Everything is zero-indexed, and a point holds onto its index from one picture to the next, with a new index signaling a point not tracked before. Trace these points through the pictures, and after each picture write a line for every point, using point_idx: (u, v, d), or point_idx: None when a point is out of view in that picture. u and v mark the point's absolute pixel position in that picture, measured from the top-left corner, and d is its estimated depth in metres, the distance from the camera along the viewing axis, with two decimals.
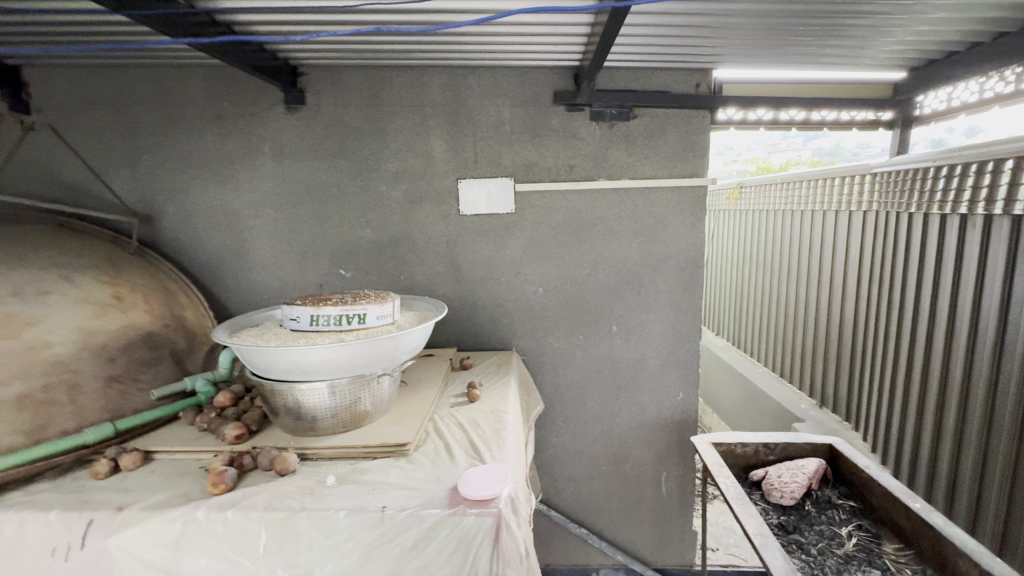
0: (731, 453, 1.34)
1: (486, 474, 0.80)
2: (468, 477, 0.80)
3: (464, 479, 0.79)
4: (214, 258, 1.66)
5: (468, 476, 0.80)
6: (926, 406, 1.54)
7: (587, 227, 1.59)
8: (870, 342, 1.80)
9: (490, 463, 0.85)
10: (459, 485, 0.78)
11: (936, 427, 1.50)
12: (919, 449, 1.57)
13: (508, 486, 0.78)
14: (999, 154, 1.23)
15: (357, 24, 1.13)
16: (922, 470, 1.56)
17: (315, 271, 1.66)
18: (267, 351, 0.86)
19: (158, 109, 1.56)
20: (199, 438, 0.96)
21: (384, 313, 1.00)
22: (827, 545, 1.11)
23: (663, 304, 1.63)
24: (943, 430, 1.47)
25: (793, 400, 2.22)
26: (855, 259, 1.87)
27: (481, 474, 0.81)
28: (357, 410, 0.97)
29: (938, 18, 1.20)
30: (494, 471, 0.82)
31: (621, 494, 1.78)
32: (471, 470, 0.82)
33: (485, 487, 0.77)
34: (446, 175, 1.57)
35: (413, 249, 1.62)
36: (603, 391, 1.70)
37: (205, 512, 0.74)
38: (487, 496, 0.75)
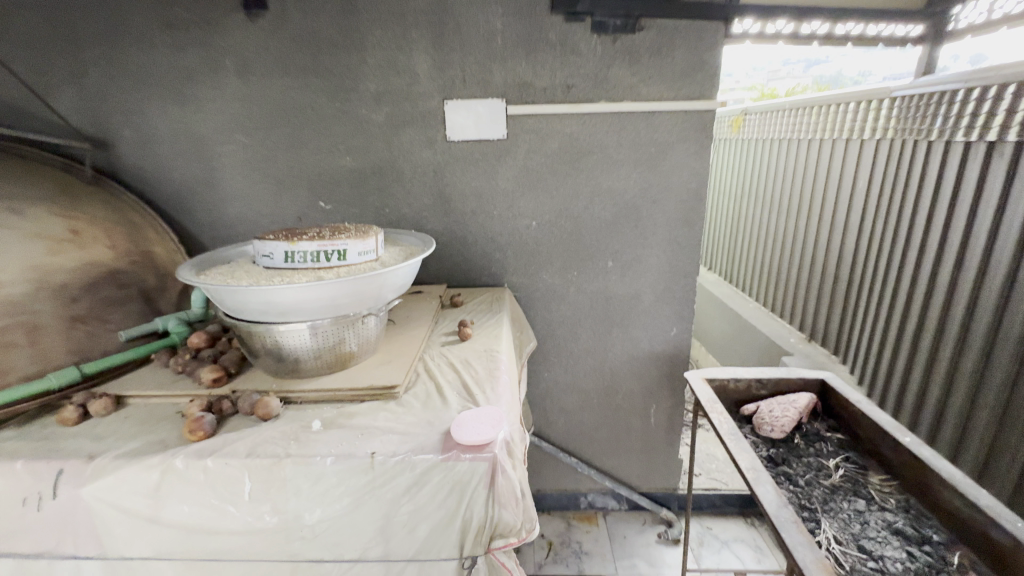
0: (723, 388, 1.34)
1: (479, 418, 0.77)
2: (461, 423, 0.76)
3: (457, 425, 0.76)
4: (181, 189, 1.53)
5: (460, 422, 0.77)
6: (921, 341, 1.54)
7: (584, 156, 1.48)
8: (868, 277, 1.77)
9: (484, 405, 0.82)
10: (452, 431, 0.74)
11: (930, 362, 1.51)
12: (908, 382, 1.59)
13: (503, 431, 0.75)
14: None
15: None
16: (910, 401, 1.59)
17: (293, 203, 1.55)
18: (238, 291, 0.79)
19: (99, 14, 1.36)
20: (174, 381, 0.90)
21: (366, 249, 0.93)
22: (815, 476, 1.11)
23: (661, 239, 1.56)
24: (936, 364, 1.49)
25: (783, 334, 2.23)
26: (863, 192, 1.79)
27: (474, 419, 0.77)
28: (342, 352, 0.91)
29: None
30: (488, 415, 0.78)
31: (610, 425, 1.81)
32: (462, 414, 0.78)
33: (480, 433, 0.73)
34: (432, 97, 1.42)
35: (398, 180, 1.51)
36: (596, 328, 1.67)
37: (184, 460, 0.71)
38: (482, 441, 0.72)
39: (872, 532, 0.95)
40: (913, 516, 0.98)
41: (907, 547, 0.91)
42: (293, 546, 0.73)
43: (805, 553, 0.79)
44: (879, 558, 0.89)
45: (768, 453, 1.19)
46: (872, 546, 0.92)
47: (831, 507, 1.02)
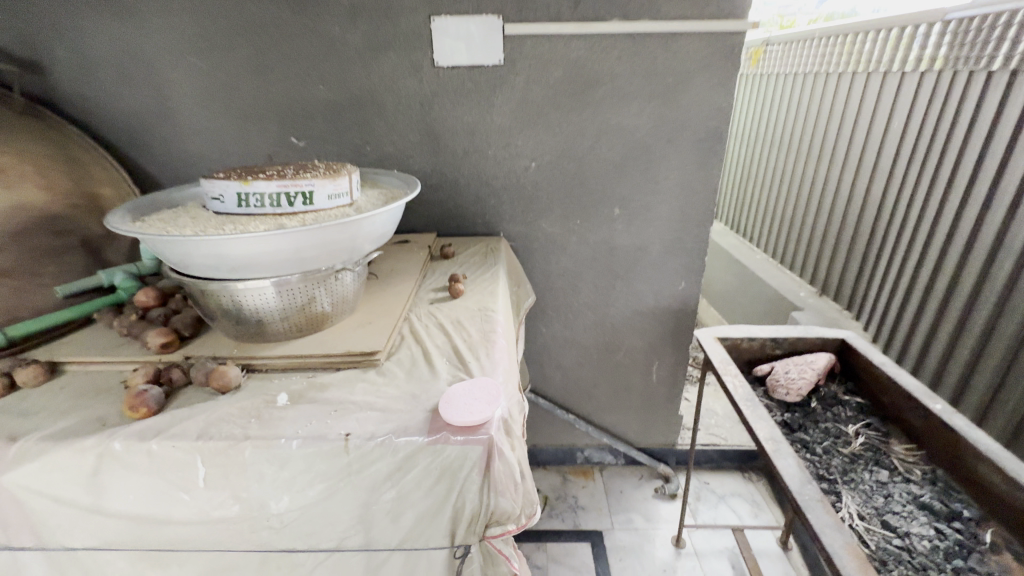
0: (736, 348, 1.24)
1: (473, 393, 0.66)
2: (451, 400, 0.65)
3: (447, 403, 0.65)
4: (131, 122, 1.33)
5: (451, 397, 0.66)
6: (951, 300, 1.42)
7: (591, 86, 1.29)
8: (891, 229, 1.63)
9: (477, 377, 0.71)
10: (441, 410, 0.63)
11: (960, 322, 1.39)
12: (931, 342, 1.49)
13: (501, 410, 0.65)
14: None
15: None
16: (931, 361, 1.49)
17: (261, 140, 1.36)
18: (179, 242, 0.65)
19: None
20: (119, 345, 0.78)
21: (338, 192, 0.78)
22: (833, 444, 1.03)
23: (674, 184, 1.40)
24: (964, 324, 1.38)
25: (792, 287, 2.13)
26: (895, 133, 1.61)
27: (467, 394, 0.67)
28: (313, 312, 0.79)
29: None
30: (482, 389, 0.67)
31: (610, 380, 1.74)
32: (453, 388, 0.68)
33: (474, 413, 0.63)
34: (416, 12, 1.21)
35: (380, 113, 1.32)
36: (598, 281, 1.55)
37: (123, 442, 0.60)
38: (475, 421, 0.61)
39: (896, 506, 0.88)
40: (939, 489, 0.91)
41: (934, 524, 0.84)
42: (260, 537, 0.64)
43: (832, 537, 0.72)
44: (905, 535, 0.83)
45: (783, 418, 1.11)
46: (896, 522, 0.85)
47: (851, 478, 0.95)
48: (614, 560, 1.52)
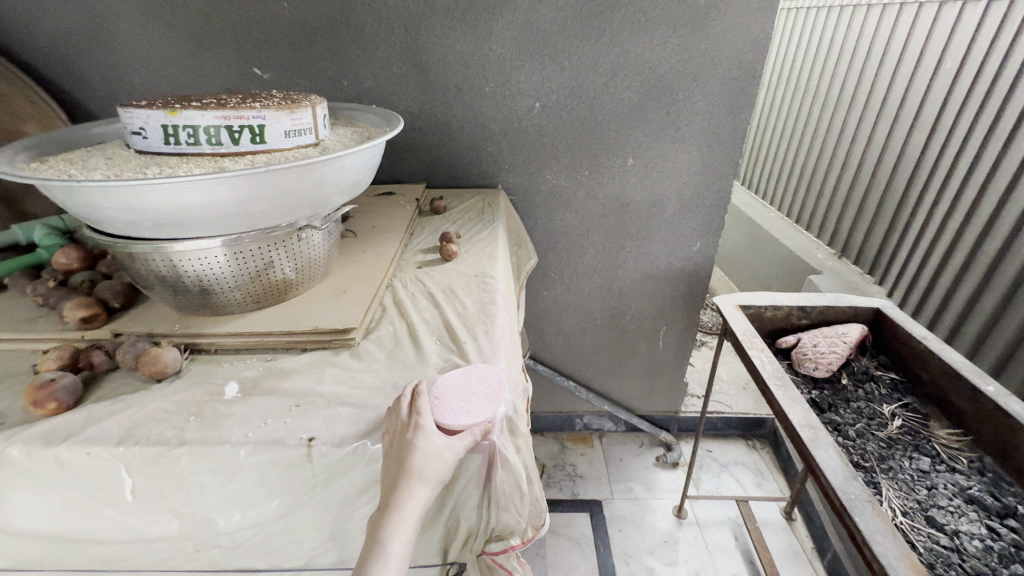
0: (759, 317, 1.12)
1: (470, 384, 0.53)
2: (442, 394, 0.52)
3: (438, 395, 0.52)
4: (59, 46, 1.12)
5: (442, 389, 0.53)
6: (999, 265, 1.29)
7: (609, 9, 1.09)
8: (931, 186, 1.48)
9: (474, 364, 0.57)
10: (431, 402, 0.51)
11: (1008, 290, 1.27)
12: (973, 310, 1.38)
13: (505, 405, 0.52)
14: None
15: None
16: (970, 331, 1.38)
17: (217, 70, 1.16)
18: (82, 189, 0.49)
19: None
20: (32, 318, 0.63)
21: (298, 128, 0.62)
22: (868, 426, 0.93)
23: (697, 130, 1.23)
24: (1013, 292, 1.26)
25: (809, 249, 1.99)
26: (946, 76, 1.43)
27: (464, 384, 0.54)
28: (272, 282, 0.64)
29: None
30: (480, 379, 0.54)
31: (614, 347, 1.63)
32: (444, 377, 0.55)
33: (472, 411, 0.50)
34: None
35: (357, 38, 1.12)
36: (606, 240, 1.41)
37: (22, 448, 0.47)
38: (473, 423, 0.49)
39: (942, 500, 0.79)
40: (988, 480, 0.82)
41: (986, 522, 0.75)
42: (210, 556, 0.52)
43: (886, 546, 0.62)
44: (954, 534, 0.74)
45: (811, 396, 1.00)
46: (944, 519, 0.76)
47: (889, 466, 0.85)
48: (614, 531, 1.46)
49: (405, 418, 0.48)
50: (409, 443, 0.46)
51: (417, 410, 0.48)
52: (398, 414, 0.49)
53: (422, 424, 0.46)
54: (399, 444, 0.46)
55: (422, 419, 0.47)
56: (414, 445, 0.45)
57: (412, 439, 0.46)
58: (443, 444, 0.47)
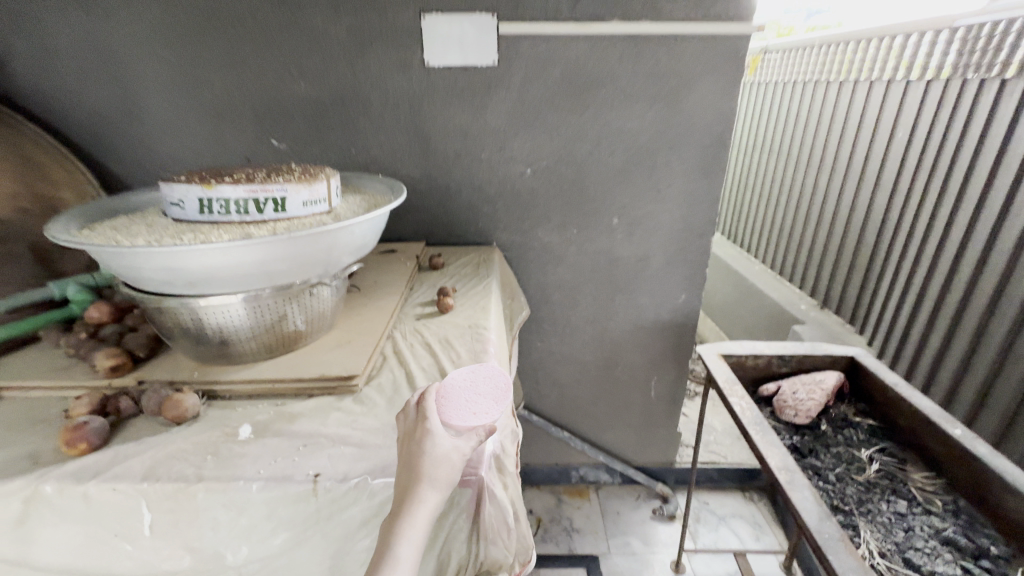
0: (740, 365, 1.18)
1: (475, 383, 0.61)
2: (448, 395, 0.59)
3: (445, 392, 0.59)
4: (95, 121, 1.23)
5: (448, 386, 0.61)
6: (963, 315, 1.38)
7: (591, 88, 1.22)
8: (898, 240, 1.59)
9: (483, 375, 0.63)
10: (440, 407, 0.56)
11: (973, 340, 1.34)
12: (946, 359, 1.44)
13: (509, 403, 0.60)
14: None
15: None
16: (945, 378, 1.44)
17: (237, 139, 1.26)
18: (130, 254, 0.57)
19: None
20: (63, 367, 0.69)
21: (314, 199, 0.71)
22: (847, 471, 0.98)
23: (677, 192, 1.35)
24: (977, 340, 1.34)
25: (793, 300, 2.08)
26: (900, 143, 1.58)
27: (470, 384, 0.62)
28: (285, 332, 0.71)
29: None
30: (487, 389, 0.61)
31: (608, 397, 1.67)
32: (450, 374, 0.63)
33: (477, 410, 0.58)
34: (405, 6, 1.13)
35: (366, 113, 1.24)
36: (597, 293, 1.49)
37: (55, 484, 0.52)
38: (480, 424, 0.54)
39: (918, 542, 0.83)
40: (963, 522, 0.84)
41: (960, 562, 0.79)
42: None
43: None
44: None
45: (792, 443, 1.06)
46: (920, 560, 0.80)
47: (868, 509, 0.90)
48: None
49: (415, 423, 0.53)
50: (421, 446, 0.50)
51: (425, 412, 0.53)
52: (408, 421, 0.55)
53: (432, 428, 0.52)
54: (412, 448, 0.51)
55: (430, 423, 0.52)
56: (424, 443, 0.50)
57: (422, 440, 0.51)
58: (451, 446, 0.51)
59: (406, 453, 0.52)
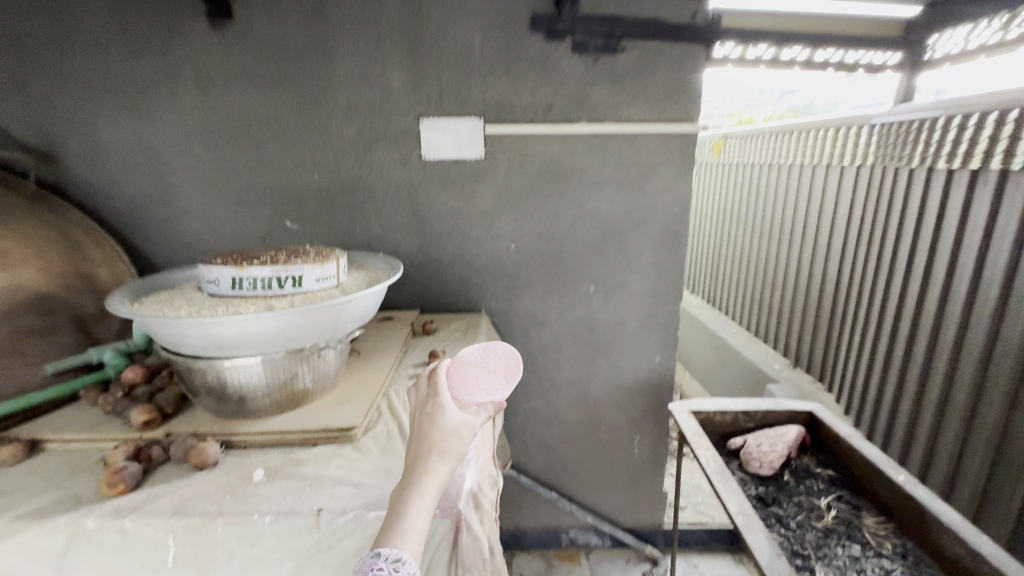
0: (710, 421, 1.27)
1: (485, 363, 0.74)
2: (459, 373, 0.70)
3: (457, 369, 0.72)
4: (133, 207, 1.40)
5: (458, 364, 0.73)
6: (910, 369, 1.52)
7: (566, 176, 1.42)
8: (850, 301, 1.78)
9: (490, 357, 0.76)
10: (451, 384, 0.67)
11: (919, 390, 1.48)
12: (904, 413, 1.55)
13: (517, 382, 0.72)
14: None
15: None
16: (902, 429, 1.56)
17: (256, 221, 1.43)
18: (173, 323, 0.70)
19: (43, 16, 1.24)
20: (101, 423, 0.80)
21: (325, 276, 0.85)
22: (806, 518, 1.06)
23: (646, 263, 1.51)
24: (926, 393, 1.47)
25: (768, 359, 2.23)
26: (842, 218, 1.82)
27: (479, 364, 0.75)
28: (295, 389, 0.82)
29: None
30: (492, 371, 0.73)
31: (594, 457, 1.73)
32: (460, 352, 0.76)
33: (487, 387, 0.70)
34: (406, 112, 1.35)
35: (370, 199, 1.42)
36: (578, 355, 1.60)
37: (97, 520, 0.61)
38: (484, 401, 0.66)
39: None
40: (910, 564, 0.92)
41: None
42: None
43: None
44: None
45: (757, 493, 1.14)
46: None
47: (825, 553, 0.98)
48: None
49: (428, 396, 0.64)
50: (434, 417, 0.61)
51: (439, 383, 0.64)
52: (423, 393, 0.66)
53: (443, 403, 0.63)
54: (426, 418, 0.62)
55: (441, 397, 0.63)
56: (439, 412, 0.61)
57: (438, 409, 0.62)
58: (459, 419, 0.62)
59: (422, 419, 0.62)
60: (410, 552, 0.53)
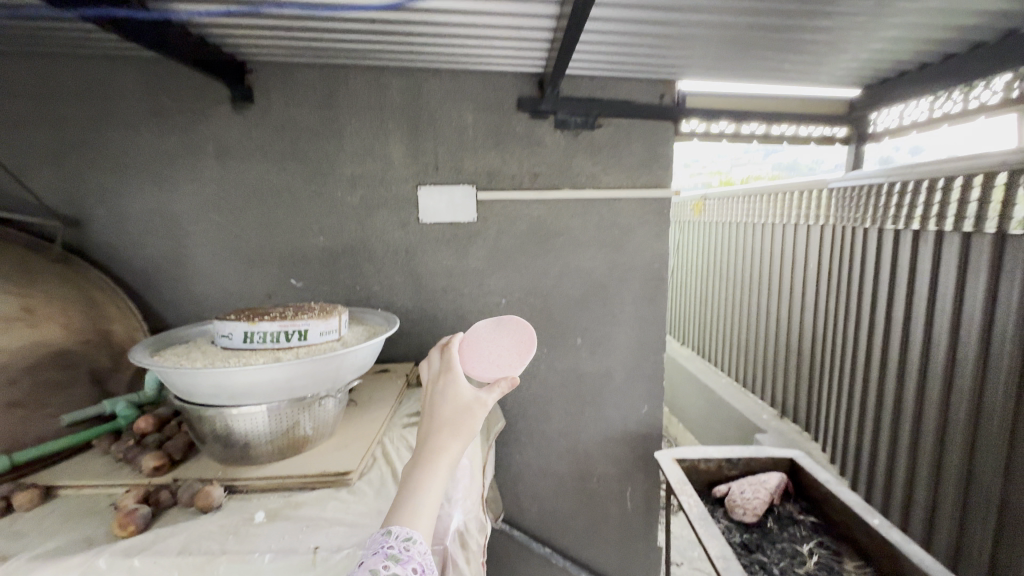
0: (694, 469, 1.32)
1: (494, 335, 0.79)
2: (468, 349, 0.76)
3: (469, 344, 0.78)
4: (149, 267, 1.50)
5: (471, 339, 0.79)
6: (884, 416, 1.58)
7: (552, 237, 1.54)
8: (827, 351, 1.87)
9: (499, 330, 0.80)
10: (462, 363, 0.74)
11: (894, 436, 1.54)
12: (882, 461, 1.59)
13: (530, 357, 0.76)
14: (965, 169, 1.25)
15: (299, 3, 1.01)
16: (880, 478, 1.60)
17: (264, 280, 1.53)
18: (189, 372, 0.77)
19: (85, 100, 1.40)
20: (111, 470, 0.86)
21: (329, 329, 0.93)
22: (789, 564, 1.08)
23: (629, 316, 1.60)
24: (899, 441, 1.52)
25: (756, 410, 2.27)
26: (814, 273, 1.95)
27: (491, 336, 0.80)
28: (296, 436, 0.88)
29: (883, 48, 1.23)
30: (497, 346, 0.78)
31: (586, 510, 1.73)
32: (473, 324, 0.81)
33: (500, 362, 0.75)
34: (405, 181, 1.49)
35: (370, 258, 1.53)
36: (568, 406, 1.65)
37: (107, 559, 0.65)
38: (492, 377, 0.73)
39: None
40: None
41: None
42: None
43: None
44: None
45: (741, 540, 1.17)
46: None
47: None
48: None
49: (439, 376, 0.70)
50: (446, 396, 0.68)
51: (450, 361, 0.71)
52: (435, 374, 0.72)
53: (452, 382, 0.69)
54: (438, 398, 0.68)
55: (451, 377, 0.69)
56: (450, 389, 0.68)
57: (448, 387, 0.68)
58: (469, 399, 0.67)
59: (434, 393, 0.69)
60: (421, 531, 0.57)
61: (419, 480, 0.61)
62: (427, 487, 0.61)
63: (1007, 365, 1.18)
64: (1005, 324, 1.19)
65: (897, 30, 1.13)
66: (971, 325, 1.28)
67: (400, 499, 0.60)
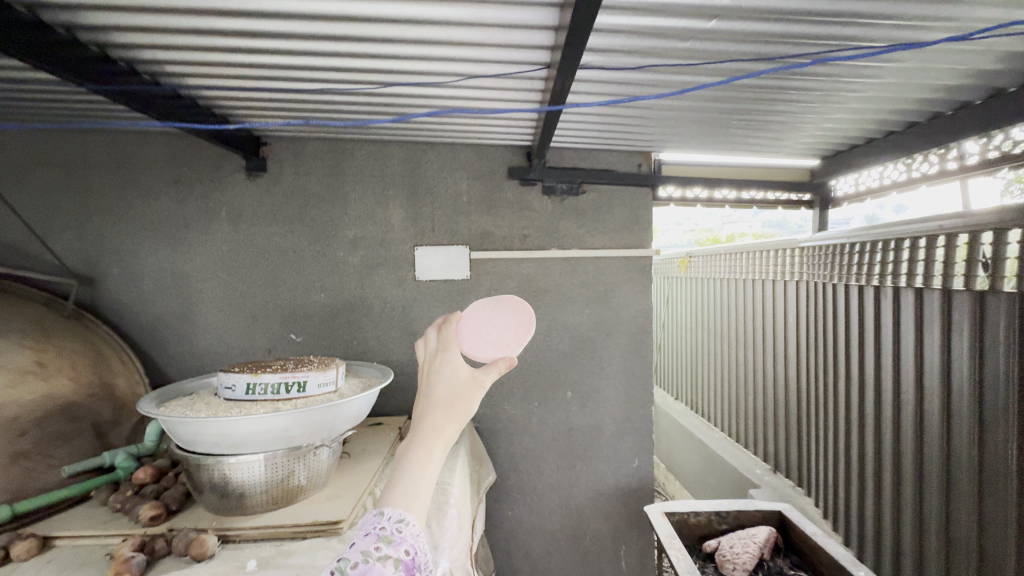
0: (685, 523, 1.32)
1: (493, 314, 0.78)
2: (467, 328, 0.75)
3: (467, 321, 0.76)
4: (156, 323, 1.56)
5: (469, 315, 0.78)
6: (867, 469, 1.60)
7: (541, 294, 1.63)
8: (812, 403, 1.91)
9: (499, 309, 0.79)
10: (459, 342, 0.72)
11: (878, 490, 1.55)
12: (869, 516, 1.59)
13: (528, 340, 0.76)
14: (910, 233, 1.35)
15: (313, 91, 1.15)
16: (869, 534, 1.58)
17: (265, 335, 1.59)
18: (194, 423, 0.82)
19: (112, 170, 1.53)
20: (108, 521, 0.88)
21: (326, 381, 0.98)
22: None
23: (617, 370, 1.66)
24: (883, 495, 1.53)
25: (749, 465, 2.27)
26: (794, 326, 2.03)
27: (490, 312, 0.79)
28: (289, 485, 0.91)
29: (832, 126, 1.38)
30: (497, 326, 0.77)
31: (580, 571, 1.69)
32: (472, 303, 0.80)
33: (497, 342, 0.75)
34: (403, 242, 1.59)
35: (368, 314, 1.60)
36: (559, 460, 1.67)
37: None
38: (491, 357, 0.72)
39: None
40: None
41: None
42: None
43: None
44: None
45: None
46: None
47: None
48: None
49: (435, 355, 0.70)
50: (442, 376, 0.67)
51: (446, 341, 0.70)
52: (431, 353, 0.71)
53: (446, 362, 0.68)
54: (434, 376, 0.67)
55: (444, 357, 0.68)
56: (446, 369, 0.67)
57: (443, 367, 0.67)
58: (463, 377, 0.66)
59: (431, 372, 0.68)
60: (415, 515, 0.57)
61: (415, 464, 0.61)
62: (423, 470, 0.61)
63: (968, 414, 1.23)
64: (961, 376, 1.25)
65: (841, 112, 1.28)
66: (932, 377, 1.34)
67: (396, 480, 0.60)
